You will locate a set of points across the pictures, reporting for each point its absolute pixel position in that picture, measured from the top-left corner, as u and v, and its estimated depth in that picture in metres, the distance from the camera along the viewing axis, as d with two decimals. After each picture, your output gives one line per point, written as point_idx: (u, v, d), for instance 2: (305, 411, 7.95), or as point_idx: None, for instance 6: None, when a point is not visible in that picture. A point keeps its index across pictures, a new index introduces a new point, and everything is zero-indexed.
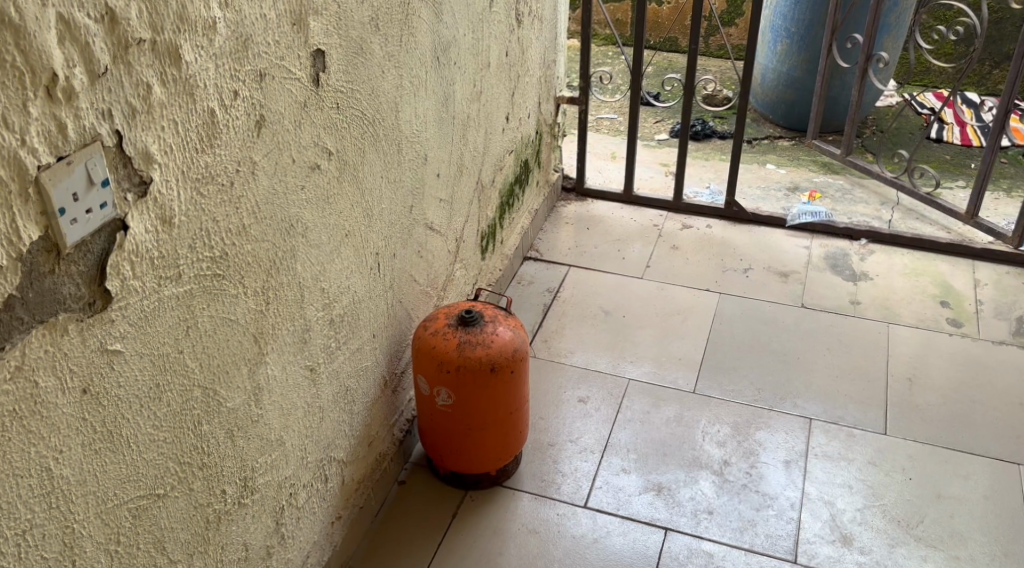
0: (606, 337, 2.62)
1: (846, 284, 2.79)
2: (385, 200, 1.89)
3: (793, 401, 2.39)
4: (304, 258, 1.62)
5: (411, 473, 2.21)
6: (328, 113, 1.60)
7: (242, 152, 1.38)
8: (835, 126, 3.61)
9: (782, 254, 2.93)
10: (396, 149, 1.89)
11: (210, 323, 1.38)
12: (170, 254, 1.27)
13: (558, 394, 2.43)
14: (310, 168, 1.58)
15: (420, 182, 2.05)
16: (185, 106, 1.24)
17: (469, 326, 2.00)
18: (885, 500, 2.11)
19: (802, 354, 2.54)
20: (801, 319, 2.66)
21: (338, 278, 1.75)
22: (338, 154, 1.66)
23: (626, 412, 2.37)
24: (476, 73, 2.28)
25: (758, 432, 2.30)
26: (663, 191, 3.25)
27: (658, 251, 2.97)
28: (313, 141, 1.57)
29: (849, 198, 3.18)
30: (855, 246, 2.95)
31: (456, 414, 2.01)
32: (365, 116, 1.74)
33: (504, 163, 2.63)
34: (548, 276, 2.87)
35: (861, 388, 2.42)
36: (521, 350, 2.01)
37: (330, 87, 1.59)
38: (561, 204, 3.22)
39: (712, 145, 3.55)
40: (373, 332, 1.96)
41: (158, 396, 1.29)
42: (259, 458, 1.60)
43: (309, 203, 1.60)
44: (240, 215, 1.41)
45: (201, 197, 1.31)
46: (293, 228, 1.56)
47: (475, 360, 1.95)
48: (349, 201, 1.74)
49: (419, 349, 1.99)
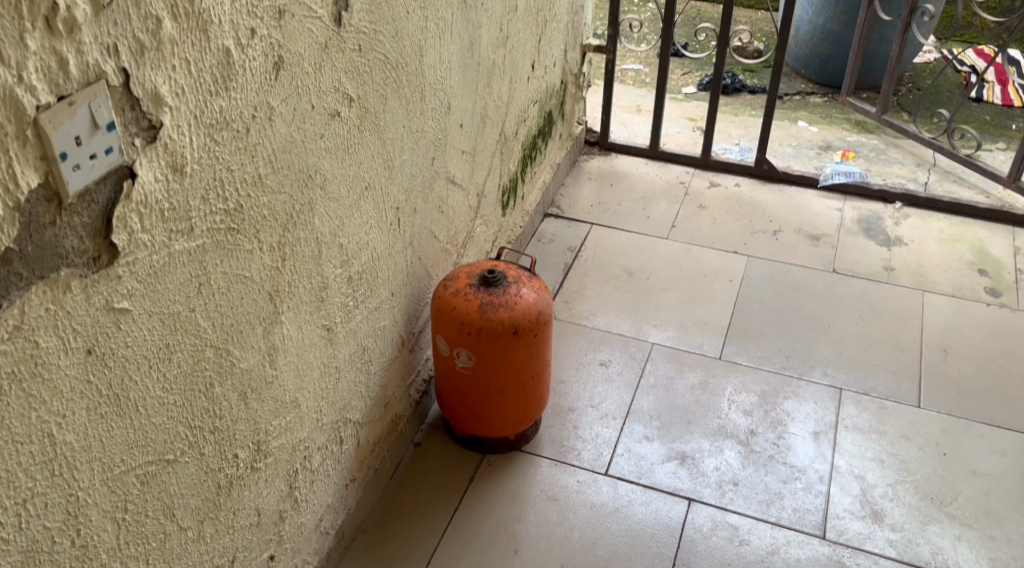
0: (629, 298, 2.53)
1: (880, 249, 2.69)
2: (407, 150, 1.79)
3: (823, 370, 2.31)
4: (321, 211, 1.52)
5: (427, 434, 2.14)
6: (349, 55, 1.49)
7: (259, 96, 1.28)
8: (870, 84, 3.47)
9: (813, 216, 2.82)
10: (419, 97, 1.79)
11: (223, 279, 1.30)
12: (181, 205, 1.18)
13: (579, 357, 2.35)
14: (330, 115, 1.48)
15: (443, 133, 1.95)
16: (198, 43, 1.14)
17: (492, 287, 1.92)
18: (917, 476, 2.03)
19: (833, 322, 2.45)
20: (831, 284, 2.57)
21: (356, 233, 1.66)
22: (359, 101, 1.56)
23: (650, 377, 2.29)
24: (504, 18, 2.16)
25: (786, 401, 2.22)
26: (690, 146, 3.13)
27: (684, 209, 2.86)
28: (333, 85, 1.47)
29: (884, 159, 3.06)
30: (889, 209, 2.84)
31: (476, 377, 1.93)
32: (388, 60, 1.62)
33: (528, 115, 2.52)
34: (570, 234, 2.77)
35: (893, 358, 2.33)
36: (545, 313, 1.93)
37: (352, 28, 1.48)
38: (583, 159, 3.10)
39: (742, 100, 3.41)
40: (391, 291, 1.87)
41: (168, 356, 1.21)
42: (273, 421, 1.52)
43: (327, 152, 1.50)
44: (255, 164, 1.31)
45: (213, 144, 1.21)
46: (310, 180, 1.47)
47: (498, 323, 1.87)
48: (370, 151, 1.64)
49: (439, 309, 1.91)
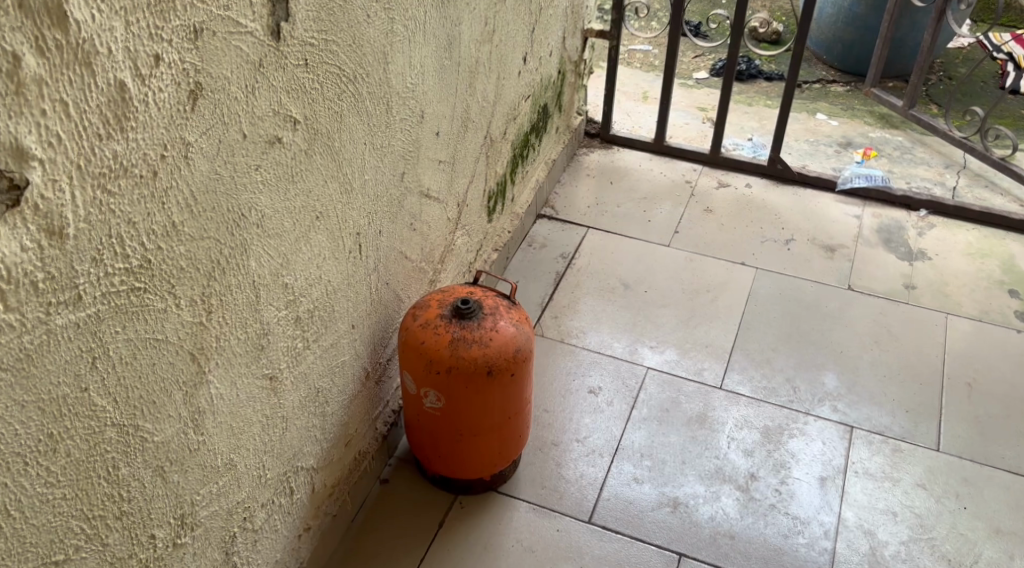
0: (624, 315, 2.33)
1: (901, 264, 2.47)
2: (369, 170, 1.58)
3: (833, 404, 2.10)
4: (259, 251, 1.32)
5: (395, 469, 1.96)
6: (291, 73, 1.27)
7: (169, 133, 1.07)
8: (897, 73, 3.21)
9: (829, 224, 2.60)
10: (384, 109, 1.57)
11: (128, 349, 1.10)
12: (63, 272, 0.97)
13: (566, 382, 2.15)
14: (268, 143, 1.27)
15: (415, 145, 1.73)
16: (80, 78, 0.93)
17: (465, 319, 1.71)
18: (934, 533, 1.83)
19: (846, 348, 2.24)
20: (846, 304, 2.35)
21: (305, 269, 1.46)
22: (307, 122, 1.34)
23: (643, 408, 2.09)
24: (490, 10, 1.92)
25: (791, 440, 2.02)
26: (699, 140, 2.89)
27: (689, 213, 2.64)
28: (271, 109, 1.25)
29: (908, 160, 2.82)
30: (912, 218, 2.61)
31: (446, 418, 1.74)
32: (344, 73, 1.40)
33: (519, 112, 2.30)
34: (564, 238, 2.56)
35: (912, 391, 2.12)
36: (525, 349, 1.73)
37: (296, 40, 1.26)
38: (583, 152, 2.88)
39: (757, 88, 3.17)
40: (352, 323, 1.68)
41: (51, 448, 1.02)
42: (202, 489, 1.33)
43: (265, 186, 1.29)
44: (167, 211, 1.11)
45: (107, 195, 1.00)
46: (244, 219, 1.26)
47: (470, 362, 1.67)
48: (321, 177, 1.43)
49: (406, 343, 1.72)
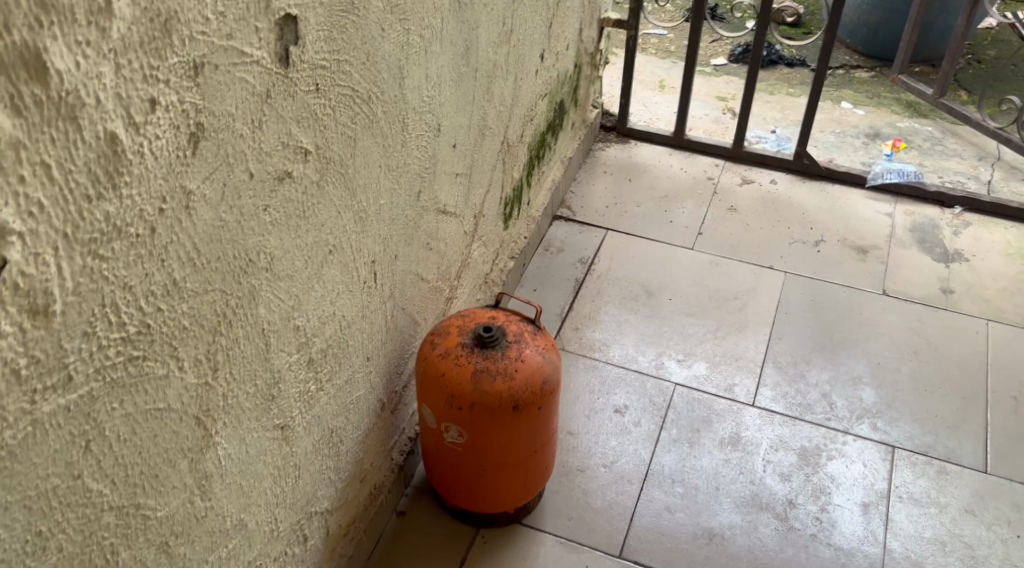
0: (649, 325, 2.21)
1: (937, 266, 2.35)
2: (384, 194, 1.45)
3: (872, 421, 1.99)
4: (268, 297, 1.19)
5: (412, 500, 1.85)
6: (301, 100, 1.14)
7: (167, 183, 0.94)
8: (924, 57, 3.08)
9: (860, 223, 2.47)
10: (400, 126, 1.44)
11: (126, 424, 0.98)
12: (51, 353, 0.85)
13: (590, 401, 2.04)
14: (277, 179, 1.14)
15: (431, 160, 1.60)
16: (65, 135, 0.80)
17: (488, 348, 1.59)
18: (986, 564, 1.73)
19: (883, 359, 2.12)
20: (881, 311, 2.24)
21: (318, 308, 1.33)
22: (319, 152, 1.22)
23: (672, 429, 1.98)
24: (508, 8, 1.79)
25: (830, 462, 1.91)
26: (719, 133, 2.77)
27: (712, 212, 2.52)
28: (279, 141, 1.12)
29: (940, 152, 2.71)
30: (947, 215, 2.49)
31: (468, 454, 1.62)
32: (358, 93, 1.27)
33: (535, 113, 2.16)
34: (582, 241, 2.43)
35: (955, 407, 2.01)
36: (552, 380, 1.60)
37: (306, 64, 1.13)
38: (598, 147, 2.75)
39: (778, 75, 3.03)
40: (367, 356, 1.55)
41: (40, 546, 0.90)
42: (211, 556, 1.22)
43: (273, 226, 1.16)
44: (167, 268, 0.98)
45: (98, 261, 0.87)
46: (252, 264, 1.13)
47: (494, 395, 1.55)
48: (334, 208, 1.30)
49: (425, 375, 1.60)
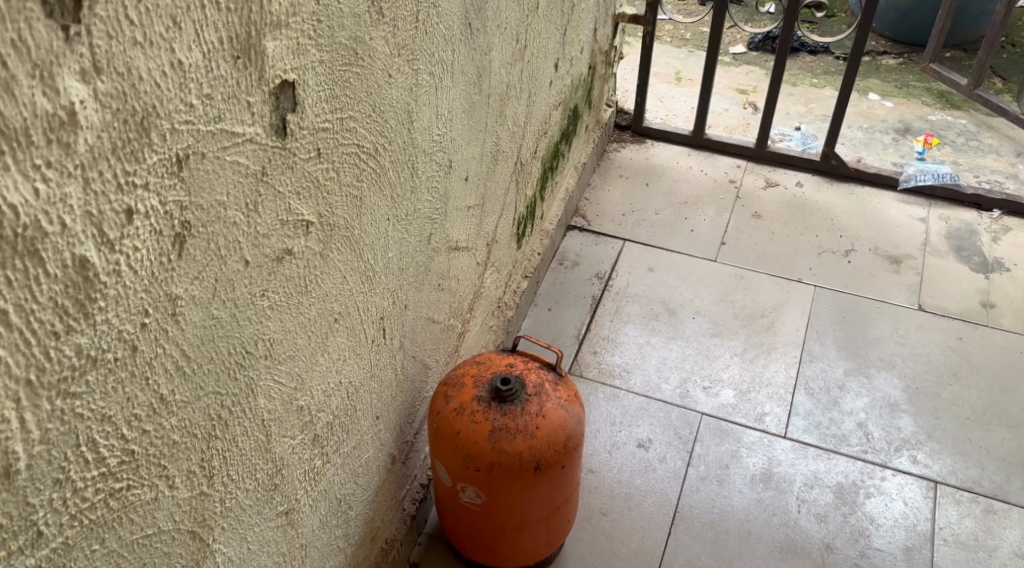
0: (672, 346, 2.09)
1: (975, 277, 2.22)
2: (394, 246, 1.33)
3: (912, 454, 1.88)
4: (268, 386, 1.07)
5: (425, 550, 1.73)
6: (301, 169, 1.02)
7: (150, 295, 0.81)
8: (956, 41, 2.95)
9: (891, 229, 2.35)
10: (409, 173, 1.31)
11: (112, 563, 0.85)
12: (16, 513, 0.73)
13: (612, 434, 1.92)
14: (277, 260, 1.01)
15: (443, 198, 1.48)
16: (25, 273, 0.68)
17: (507, 403, 1.47)
18: None
19: (922, 383, 2.01)
20: (918, 328, 2.11)
21: (324, 382, 1.21)
22: (322, 220, 1.09)
23: (700, 464, 1.87)
24: (522, 23, 1.65)
25: (868, 500, 1.81)
26: (740, 131, 2.64)
27: (735, 220, 2.39)
28: (277, 219, 1.00)
29: (975, 148, 2.58)
30: (985, 219, 2.36)
31: (486, 513, 1.51)
32: (362, 148, 1.15)
33: (549, 125, 2.04)
34: (598, 254, 2.30)
35: (1000, 437, 1.90)
36: (576, 435, 1.48)
37: (305, 130, 1.01)
38: (613, 149, 2.62)
39: (801, 64, 2.93)
40: (378, 415, 1.43)
41: None
42: None
43: (273, 310, 1.03)
44: (153, 385, 0.85)
45: (71, 400, 0.75)
46: (250, 356, 1.01)
47: (514, 457, 1.43)
48: (340, 273, 1.17)
49: (439, 432, 1.48)
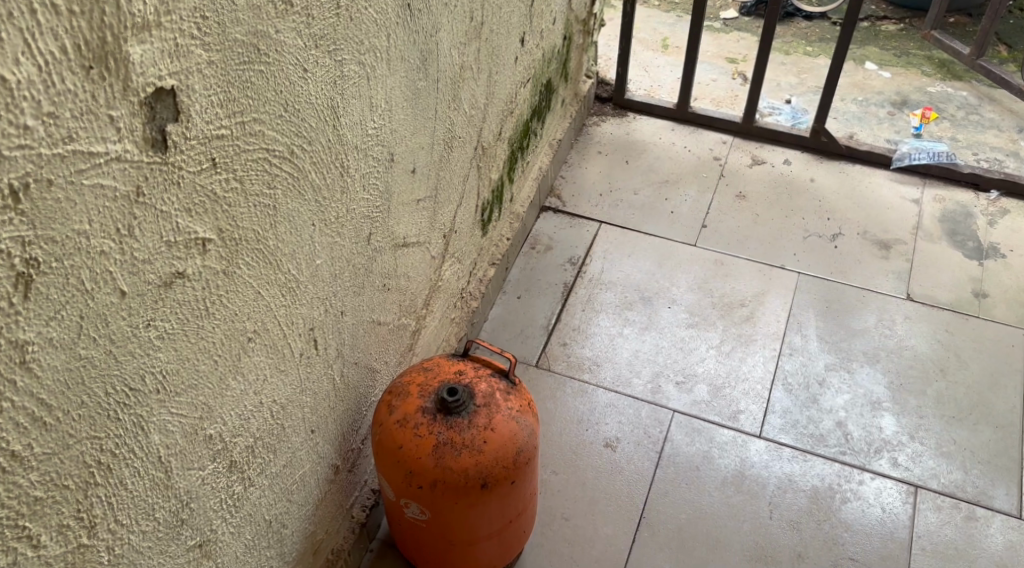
0: (645, 337, 1.99)
1: (969, 264, 2.10)
2: (323, 251, 1.22)
3: (893, 455, 1.79)
4: (164, 420, 0.97)
5: (377, 557, 1.65)
6: (191, 184, 0.91)
7: None
8: (961, 6, 2.79)
9: (882, 212, 2.22)
10: (338, 172, 1.20)
11: None
12: None
13: (579, 432, 1.83)
14: (166, 286, 0.91)
15: (384, 194, 1.37)
16: None
17: (453, 415, 1.37)
18: None
19: (907, 379, 1.90)
20: (905, 319, 2.00)
21: (239, 405, 1.11)
22: (224, 237, 0.98)
23: (669, 466, 1.78)
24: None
25: (845, 506, 1.72)
26: (728, 104, 2.51)
27: (718, 200, 2.27)
28: (162, 242, 0.89)
29: (976, 123, 2.44)
30: (982, 201, 2.24)
31: (433, 529, 1.43)
32: (274, 153, 1.04)
33: (516, 103, 1.91)
34: (572, 237, 2.19)
35: (986, 438, 1.81)
36: (528, 449, 1.39)
37: (194, 140, 0.89)
38: (593, 123, 2.49)
39: (795, 30, 2.78)
40: (313, 427, 1.34)
41: None
42: None
43: (166, 339, 0.93)
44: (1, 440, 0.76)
45: None
46: (137, 392, 0.91)
47: (459, 474, 1.34)
48: (254, 289, 1.07)
49: (381, 445, 1.38)
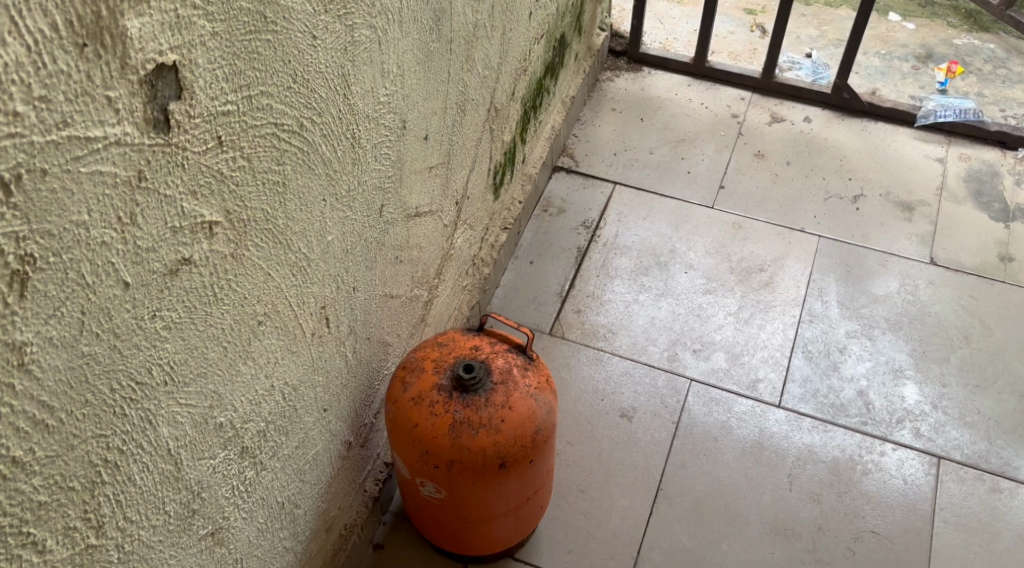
0: (661, 303, 1.94)
1: (995, 226, 2.04)
2: (334, 227, 1.16)
3: (915, 425, 1.75)
4: (173, 413, 0.92)
5: (390, 531, 1.63)
6: (196, 166, 0.85)
7: None
8: None
9: (906, 172, 2.15)
10: (349, 144, 1.14)
11: None
12: None
13: (594, 401, 1.79)
14: (172, 274, 0.86)
15: (396, 164, 1.30)
16: None
17: (470, 393, 1.32)
18: None
19: (930, 346, 1.86)
20: (929, 284, 1.95)
21: (250, 391, 1.06)
22: (232, 220, 0.93)
23: (687, 437, 1.74)
24: None
25: (865, 478, 1.68)
26: (746, 58, 2.42)
27: (736, 160, 2.20)
28: (167, 228, 0.83)
29: (1003, 78, 2.35)
30: (1009, 160, 2.17)
31: (448, 507, 1.39)
32: (283, 128, 0.97)
33: (530, 61, 1.83)
34: (586, 198, 2.13)
35: (1010, 407, 1.76)
36: (546, 427, 1.35)
37: (199, 119, 0.83)
38: (606, 78, 2.41)
39: None
40: (325, 406, 1.30)
41: None
42: None
43: (175, 329, 0.88)
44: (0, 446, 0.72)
45: None
46: (144, 386, 0.86)
47: (476, 453, 1.30)
48: (263, 272, 1.02)
49: (396, 422, 1.34)
